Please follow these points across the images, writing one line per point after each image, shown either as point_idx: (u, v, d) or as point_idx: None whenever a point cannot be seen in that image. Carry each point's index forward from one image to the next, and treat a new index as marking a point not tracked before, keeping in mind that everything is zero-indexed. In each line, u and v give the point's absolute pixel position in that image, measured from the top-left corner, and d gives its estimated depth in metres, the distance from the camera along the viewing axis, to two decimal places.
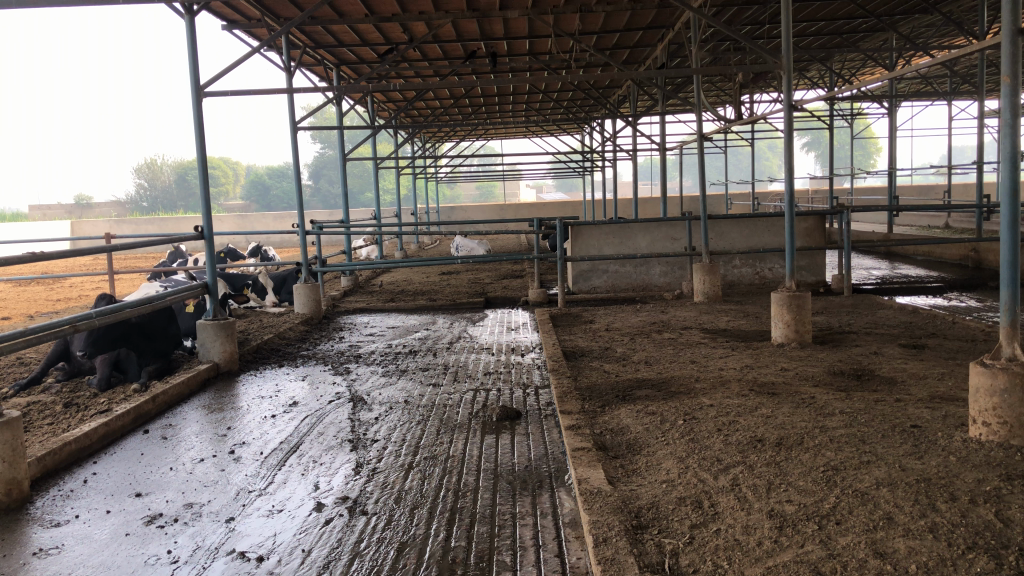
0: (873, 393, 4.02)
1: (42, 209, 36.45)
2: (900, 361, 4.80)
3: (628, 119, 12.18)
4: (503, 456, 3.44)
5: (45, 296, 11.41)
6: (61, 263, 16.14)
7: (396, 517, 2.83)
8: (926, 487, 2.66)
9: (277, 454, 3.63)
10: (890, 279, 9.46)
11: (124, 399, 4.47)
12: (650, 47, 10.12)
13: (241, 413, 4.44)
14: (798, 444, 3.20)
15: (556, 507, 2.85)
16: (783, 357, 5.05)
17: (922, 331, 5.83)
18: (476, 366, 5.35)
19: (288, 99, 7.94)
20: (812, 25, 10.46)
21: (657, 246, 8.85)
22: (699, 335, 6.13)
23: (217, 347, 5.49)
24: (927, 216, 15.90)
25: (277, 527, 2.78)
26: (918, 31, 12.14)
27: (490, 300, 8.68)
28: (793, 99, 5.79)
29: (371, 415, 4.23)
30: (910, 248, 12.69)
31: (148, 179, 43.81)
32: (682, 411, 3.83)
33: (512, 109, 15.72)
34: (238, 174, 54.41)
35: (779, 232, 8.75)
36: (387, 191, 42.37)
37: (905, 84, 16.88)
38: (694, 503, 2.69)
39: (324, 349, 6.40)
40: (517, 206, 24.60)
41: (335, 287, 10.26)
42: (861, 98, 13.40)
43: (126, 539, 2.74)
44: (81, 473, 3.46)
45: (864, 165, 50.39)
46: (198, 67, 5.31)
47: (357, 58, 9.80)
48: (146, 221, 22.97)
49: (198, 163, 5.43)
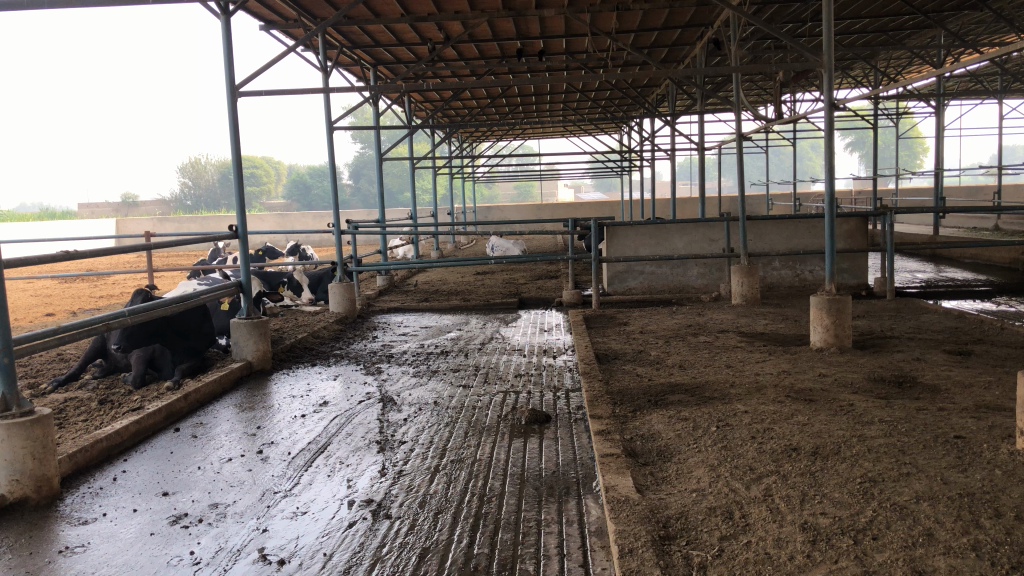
0: (915, 401, 3.89)
1: (89, 207, 37.18)
2: (944, 368, 4.65)
3: (667, 118, 12.05)
4: (530, 461, 3.39)
5: (89, 293, 11.61)
6: (106, 261, 16.42)
7: (420, 521, 2.79)
8: (969, 502, 2.55)
9: (304, 454, 3.62)
10: (935, 282, 9.20)
11: (156, 397, 4.49)
12: (689, 46, 9.97)
13: (271, 412, 4.45)
14: (835, 453, 3.10)
15: (582, 515, 2.79)
16: (822, 362, 4.92)
17: (968, 337, 5.65)
18: (507, 368, 5.30)
19: (324, 99, 7.96)
20: (856, 23, 10.24)
21: (694, 247, 8.73)
22: (735, 338, 6.02)
23: (250, 346, 5.51)
24: (975, 219, 15.50)
25: (301, 529, 2.77)
26: (966, 27, 11.83)
27: (524, 301, 8.62)
28: (833, 98, 5.65)
29: (400, 416, 4.21)
30: (956, 250, 12.36)
31: (192, 177, 44.55)
32: (716, 417, 3.74)
33: (549, 109, 15.67)
34: (280, 174, 55.18)
35: (820, 234, 8.57)
36: (426, 190, 42.64)
37: (953, 82, 16.47)
38: (724, 514, 2.61)
39: (357, 348, 6.40)
40: (555, 206, 24.55)
41: (371, 287, 10.29)
42: (907, 96, 13.09)
43: (150, 538, 2.74)
44: (112, 470, 3.48)
45: (910, 166, 49.40)
46: (233, 67, 5.33)
47: (394, 58, 9.83)
48: (187, 219, 23.29)
49: (233, 162, 5.45)
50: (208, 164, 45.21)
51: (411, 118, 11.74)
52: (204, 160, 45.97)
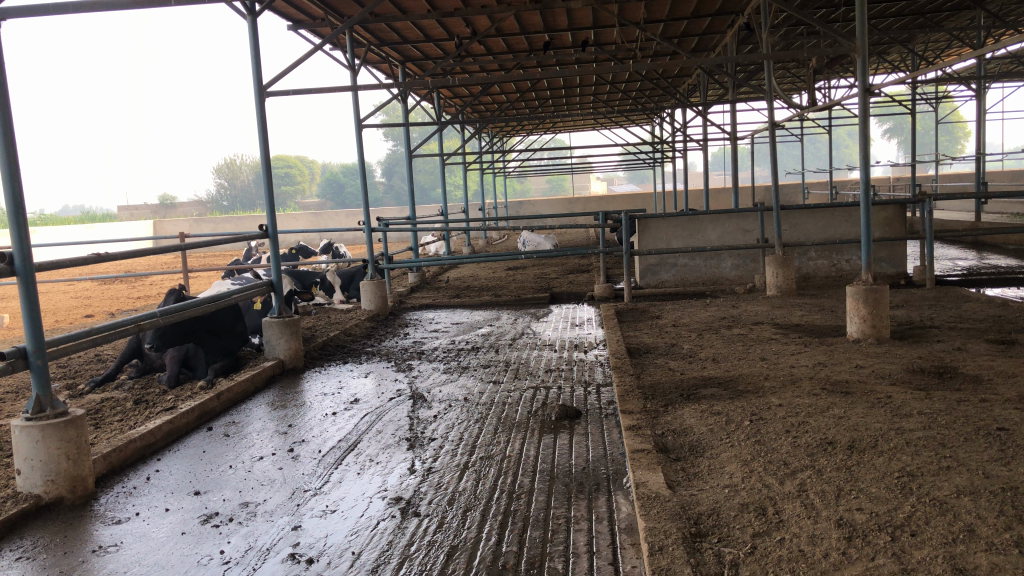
0: (956, 392, 3.79)
1: (129, 209, 37.80)
2: (987, 358, 4.52)
3: (698, 109, 11.91)
4: (560, 457, 3.36)
5: (127, 294, 11.80)
6: (144, 262, 16.68)
7: (449, 518, 2.77)
8: (1012, 497, 2.46)
9: (335, 452, 3.62)
10: (977, 270, 8.98)
11: (189, 397, 4.53)
12: (720, 34, 9.84)
13: (303, 410, 4.47)
14: (872, 447, 3.03)
15: (612, 512, 2.75)
16: (859, 353, 4.81)
17: (1011, 326, 5.50)
18: (538, 364, 5.26)
19: (353, 97, 7.99)
20: (891, 6, 10.04)
21: (727, 239, 8.61)
22: (770, 330, 5.92)
23: (282, 345, 5.54)
24: (1018, 204, 15.13)
25: (330, 528, 2.76)
26: (1006, 8, 11.54)
27: (556, 295, 8.58)
28: (867, 83, 5.53)
29: (431, 413, 4.20)
30: (999, 237, 12.06)
31: (227, 178, 45.10)
32: (749, 411, 3.68)
33: (580, 102, 15.59)
34: (314, 173, 55.68)
35: (857, 222, 8.41)
36: (458, 186, 42.78)
37: (993, 64, 16.08)
38: (757, 510, 2.55)
39: (389, 345, 6.41)
40: (586, 200, 24.44)
41: (403, 283, 10.31)
42: (945, 80, 12.81)
43: (182, 538, 2.76)
44: (146, 470, 3.52)
45: (950, 151, 48.38)
46: (261, 67, 5.36)
47: (423, 54, 9.84)
48: (223, 219, 23.54)
49: (263, 161, 5.48)
50: (243, 164, 45.72)
51: (440, 114, 11.75)
52: (239, 160, 46.47)
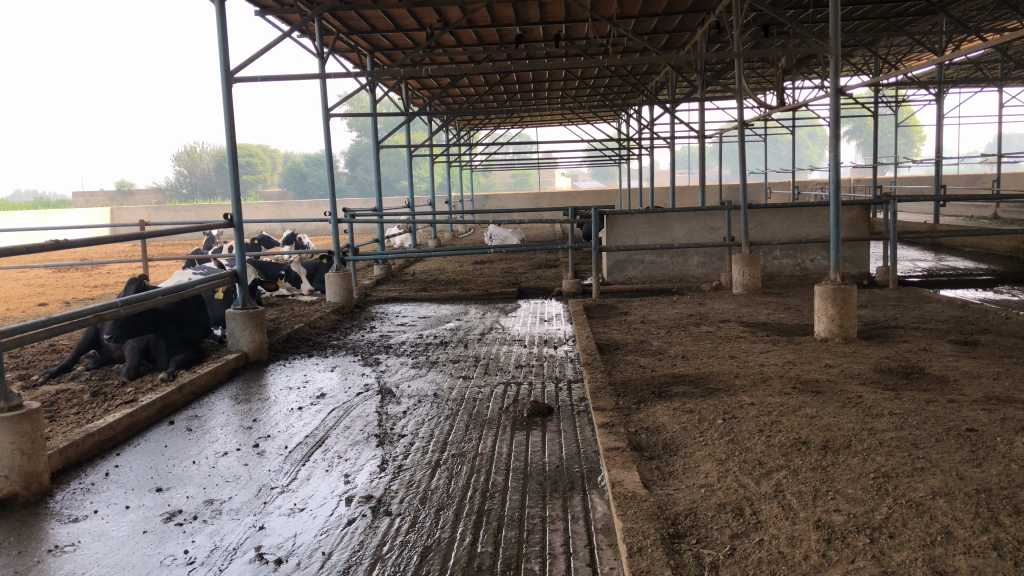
0: (925, 392, 3.83)
1: (84, 196, 36.88)
2: (952, 358, 4.58)
3: (667, 106, 11.94)
4: (533, 454, 3.31)
5: (83, 282, 11.50)
6: (100, 250, 16.27)
7: (421, 518, 2.71)
8: (985, 498, 2.47)
9: (302, 448, 3.54)
10: (937, 271, 9.13)
11: (150, 389, 4.41)
12: (690, 32, 9.86)
13: (268, 404, 4.36)
14: (846, 447, 3.03)
15: (588, 511, 2.72)
16: (827, 353, 4.84)
17: (974, 327, 5.58)
18: (508, 359, 5.21)
19: (321, 86, 7.84)
20: (858, 9, 10.14)
21: (695, 236, 8.64)
22: (738, 328, 5.94)
23: (246, 337, 5.43)
24: (974, 207, 15.45)
25: (298, 527, 2.69)
26: (968, 14, 11.73)
27: (524, 290, 8.54)
28: (839, 84, 5.56)
29: (400, 408, 4.13)
30: (958, 238, 12.29)
31: (187, 166, 44.27)
32: (721, 409, 3.67)
33: (547, 96, 15.56)
34: (276, 162, 54.96)
35: (822, 222, 8.48)
36: (423, 178, 42.54)
37: (953, 70, 16.35)
38: (734, 511, 2.53)
39: (355, 338, 6.31)
40: (552, 195, 24.44)
41: (368, 276, 10.19)
42: (907, 84, 13.02)
43: (143, 537, 2.66)
44: (104, 465, 3.40)
45: (909, 154, 49.34)
46: (227, 51, 5.22)
47: (391, 44, 9.72)
48: (183, 207, 23.08)
49: (228, 148, 5.34)
50: (203, 151, 44.89)
51: (409, 105, 11.61)
52: (199, 147, 45.69)
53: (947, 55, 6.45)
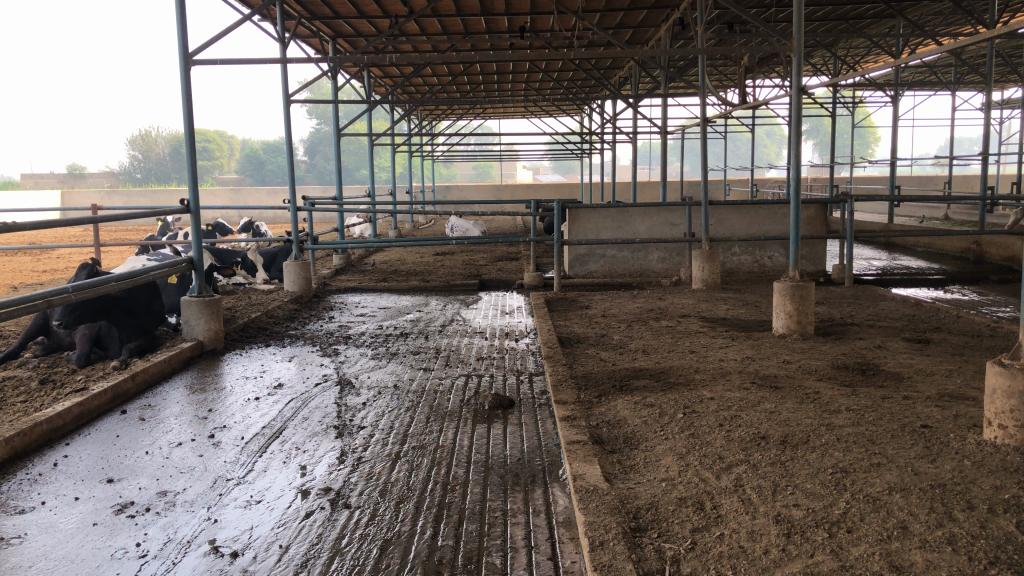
0: (880, 389, 3.89)
1: (34, 178, 35.84)
2: (905, 356, 4.66)
3: (630, 101, 11.98)
4: (494, 447, 3.29)
5: (31, 267, 11.20)
6: (50, 234, 15.82)
7: (381, 511, 2.68)
8: (940, 494, 2.52)
9: (259, 440, 3.47)
10: (891, 270, 9.31)
11: (101, 378, 4.29)
12: (654, 27, 9.91)
13: (224, 394, 4.28)
14: (804, 442, 3.06)
15: (549, 505, 2.71)
16: (785, 348, 4.90)
17: (927, 325, 5.70)
18: (469, 351, 5.18)
19: (282, 71, 7.71)
20: (819, 10, 10.27)
21: (656, 231, 8.69)
22: (698, 323, 5.99)
23: (201, 325, 5.32)
24: (927, 208, 15.81)
25: (255, 519, 2.63)
26: (925, 18, 11.95)
27: (485, 282, 8.51)
28: (801, 83, 5.61)
29: (359, 400, 4.08)
30: (910, 238, 12.54)
31: (142, 150, 43.33)
32: (682, 403, 3.69)
33: (511, 88, 15.51)
34: (233, 148, 54.07)
35: (780, 220, 8.59)
36: (383, 168, 42.20)
37: (909, 73, 16.66)
38: (696, 505, 2.54)
39: (313, 328, 6.23)
40: (514, 188, 24.43)
41: (327, 265, 10.07)
42: (864, 85, 13.24)
43: (93, 529, 2.58)
44: (52, 455, 3.30)
45: (864, 155, 50.32)
46: (187, 33, 5.10)
47: (354, 31, 9.60)
48: (137, 192, 22.60)
49: (185, 132, 5.22)
50: (158, 135, 43.94)
51: (371, 93, 11.50)
52: (155, 132, 44.77)
53: (900, 57, 6.47)
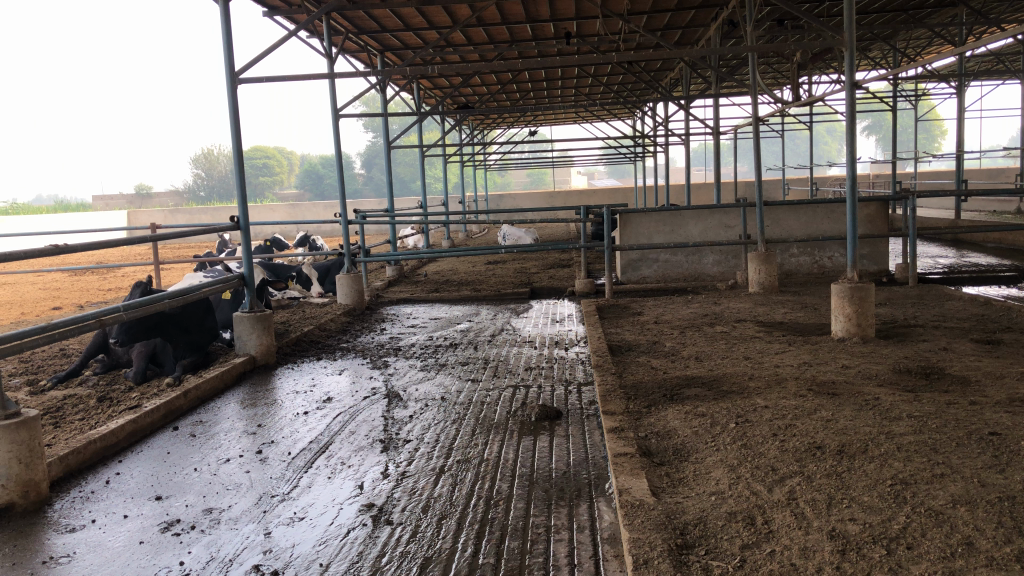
0: (945, 394, 3.72)
1: (104, 199, 36.93)
2: (973, 358, 4.45)
3: (681, 103, 11.82)
4: (540, 460, 3.24)
5: (97, 286, 11.52)
6: (116, 253, 16.24)
7: (423, 527, 2.64)
8: (1009, 507, 2.37)
9: (305, 455, 3.47)
10: (958, 268, 8.95)
11: (155, 395, 4.35)
12: (703, 27, 9.75)
13: (274, 409, 4.30)
14: (862, 452, 2.93)
15: (594, 520, 2.63)
16: (845, 353, 4.73)
17: (995, 325, 5.45)
18: (518, 361, 5.13)
19: (330, 87, 7.79)
20: (874, 2, 9.99)
21: (710, 234, 8.53)
22: (753, 328, 5.83)
23: (254, 340, 5.38)
24: (995, 203, 15.25)
25: (298, 537, 2.62)
26: (988, 5, 11.55)
27: (536, 290, 8.46)
28: (855, 79, 5.41)
29: (406, 413, 4.06)
30: (979, 233, 12.06)
31: (205, 169, 44.44)
32: (734, 413, 3.57)
33: (560, 94, 15.45)
34: (292, 164, 55.16)
35: (839, 219, 8.34)
36: (437, 179, 42.55)
37: (973, 63, 16.08)
38: (746, 519, 2.45)
39: (365, 341, 6.25)
40: (568, 195, 24.33)
41: (381, 277, 10.13)
42: (926, 77, 12.82)
43: (139, 547, 2.60)
44: (105, 473, 3.36)
45: (928, 149, 48.97)
46: (233, 52, 5.18)
47: (402, 44, 9.67)
48: (199, 210, 23.17)
49: (233, 150, 5.28)
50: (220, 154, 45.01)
51: (421, 105, 11.57)
52: (216, 151, 45.92)
53: (958, 48, 6.21)
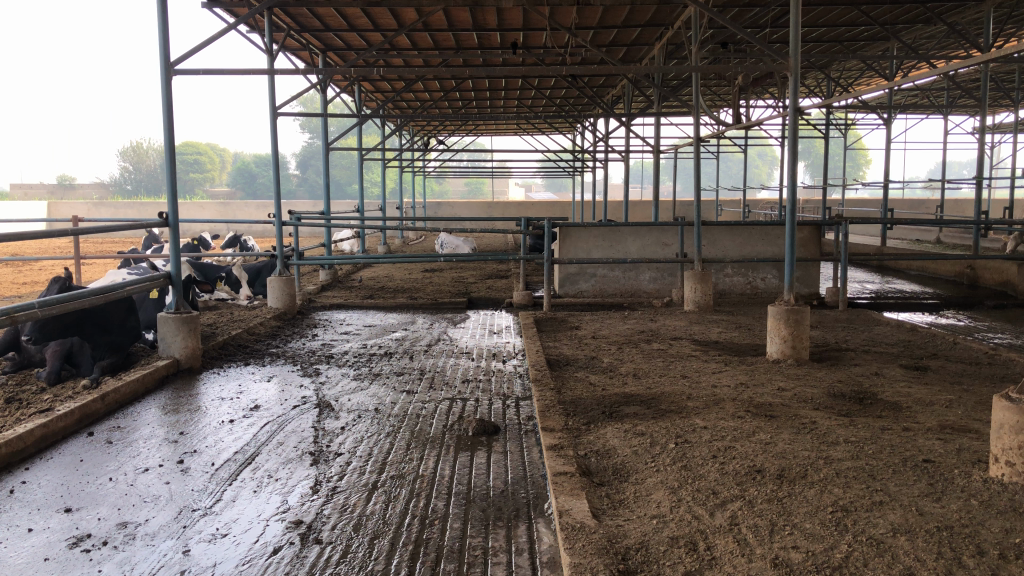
0: (879, 419, 3.76)
1: (23, 189, 35.30)
2: (903, 384, 4.53)
3: (623, 120, 11.87)
4: (477, 478, 3.14)
5: (11, 279, 10.96)
6: (34, 247, 15.48)
7: (354, 547, 2.52)
8: (948, 537, 2.38)
9: (229, 467, 3.30)
10: (885, 294, 9.19)
11: (69, 397, 4.10)
12: (647, 46, 9.86)
13: (197, 416, 4.10)
14: (802, 477, 2.92)
15: (533, 543, 2.55)
16: (780, 375, 4.77)
17: (923, 351, 5.58)
18: (454, 373, 5.02)
19: (269, 84, 7.58)
20: (812, 31, 10.22)
21: (647, 251, 8.58)
22: (689, 346, 5.85)
23: (178, 343, 5.15)
24: (917, 231, 15.80)
25: (218, 556, 2.47)
26: (918, 41, 11.96)
27: (473, 300, 8.36)
28: (798, 104, 5.48)
29: (338, 424, 3.91)
30: (903, 261, 12.44)
31: (134, 162, 42.99)
32: (674, 433, 3.53)
33: (503, 105, 15.42)
34: (225, 161, 53.87)
35: (774, 241, 8.48)
36: (374, 183, 42.09)
37: (902, 96, 16.66)
38: (688, 545, 2.39)
39: (296, 347, 6.06)
40: (505, 205, 24.32)
41: (313, 281, 9.89)
42: (857, 107, 13.19)
43: (44, 565, 2.41)
44: (9, 481, 3.12)
45: (854, 177, 50.66)
46: (169, 43, 4.96)
47: (344, 44, 9.51)
48: (124, 205, 22.37)
49: (164, 144, 5.05)
50: (150, 147, 43.66)
51: (362, 108, 11.37)
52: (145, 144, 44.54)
53: (892, 82, 6.16)
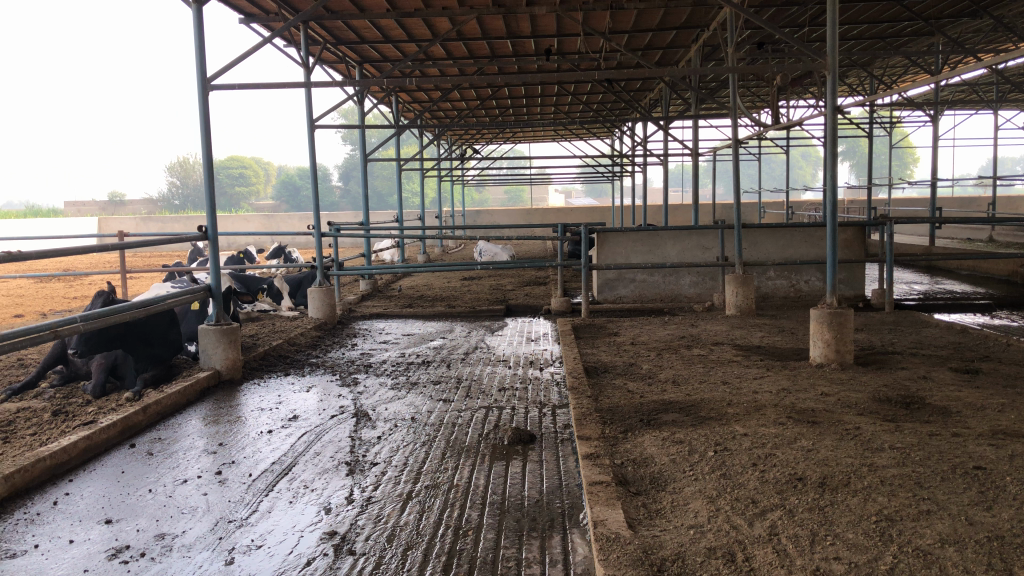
0: (926, 424, 3.65)
1: (75, 206, 36.18)
2: (952, 388, 4.39)
3: (661, 123, 11.77)
4: (511, 487, 3.11)
5: (61, 294, 11.20)
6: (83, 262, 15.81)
7: (387, 558, 2.51)
8: (999, 547, 2.28)
9: (266, 477, 3.32)
10: (934, 295, 8.96)
11: (112, 410, 4.17)
12: (683, 48, 9.77)
13: (237, 427, 4.13)
14: (845, 485, 2.84)
15: (567, 554, 2.51)
16: (824, 379, 4.66)
17: (974, 353, 5.41)
18: (491, 381, 5.00)
19: (305, 97, 7.66)
20: (853, 28, 10.02)
21: (687, 255, 8.48)
22: (731, 351, 5.75)
23: (219, 354, 5.21)
24: (968, 230, 15.40)
25: (252, 567, 2.47)
26: (964, 35, 11.67)
27: (511, 308, 8.34)
28: (837, 103, 5.37)
29: (374, 434, 3.92)
30: (953, 260, 12.13)
31: (180, 177, 43.86)
32: (713, 441, 3.47)
33: (540, 112, 15.41)
34: (269, 174, 54.68)
35: (817, 243, 8.32)
36: (415, 193, 42.38)
37: (949, 92, 16.27)
38: (726, 556, 2.34)
39: (335, 356, 6.10)
40: (545, 212, 24.30)
41: (354, 291, 9.95)
42: (902, 105, 12.92)
43: None
44: (53, 493, 3.18)
45: (902, 176, 49.64)
46: (204, 59, 5.04)
47: (380, 55, 9.58)
48: (171, 219, 22.79)
49: (202, 158, 5.12)
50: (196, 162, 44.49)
51: (400, 119, 11.44)
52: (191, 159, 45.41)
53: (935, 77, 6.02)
